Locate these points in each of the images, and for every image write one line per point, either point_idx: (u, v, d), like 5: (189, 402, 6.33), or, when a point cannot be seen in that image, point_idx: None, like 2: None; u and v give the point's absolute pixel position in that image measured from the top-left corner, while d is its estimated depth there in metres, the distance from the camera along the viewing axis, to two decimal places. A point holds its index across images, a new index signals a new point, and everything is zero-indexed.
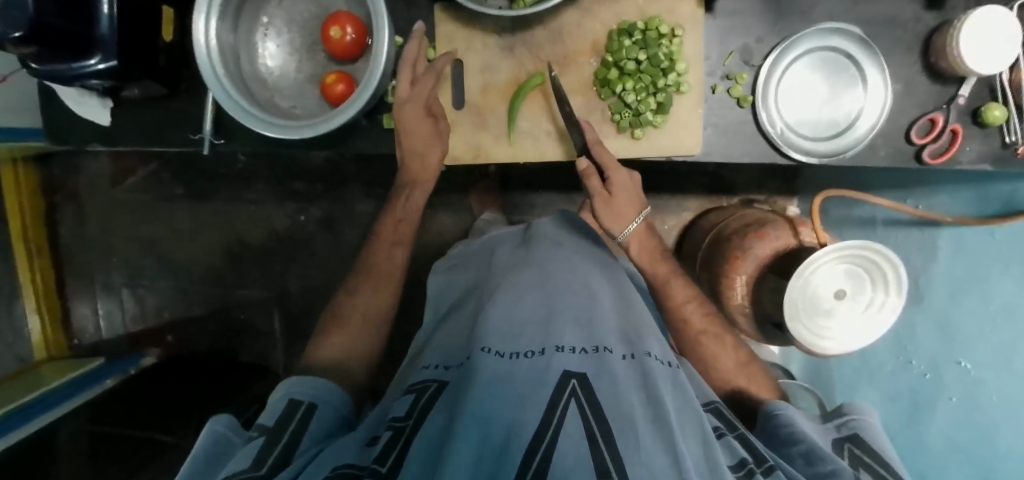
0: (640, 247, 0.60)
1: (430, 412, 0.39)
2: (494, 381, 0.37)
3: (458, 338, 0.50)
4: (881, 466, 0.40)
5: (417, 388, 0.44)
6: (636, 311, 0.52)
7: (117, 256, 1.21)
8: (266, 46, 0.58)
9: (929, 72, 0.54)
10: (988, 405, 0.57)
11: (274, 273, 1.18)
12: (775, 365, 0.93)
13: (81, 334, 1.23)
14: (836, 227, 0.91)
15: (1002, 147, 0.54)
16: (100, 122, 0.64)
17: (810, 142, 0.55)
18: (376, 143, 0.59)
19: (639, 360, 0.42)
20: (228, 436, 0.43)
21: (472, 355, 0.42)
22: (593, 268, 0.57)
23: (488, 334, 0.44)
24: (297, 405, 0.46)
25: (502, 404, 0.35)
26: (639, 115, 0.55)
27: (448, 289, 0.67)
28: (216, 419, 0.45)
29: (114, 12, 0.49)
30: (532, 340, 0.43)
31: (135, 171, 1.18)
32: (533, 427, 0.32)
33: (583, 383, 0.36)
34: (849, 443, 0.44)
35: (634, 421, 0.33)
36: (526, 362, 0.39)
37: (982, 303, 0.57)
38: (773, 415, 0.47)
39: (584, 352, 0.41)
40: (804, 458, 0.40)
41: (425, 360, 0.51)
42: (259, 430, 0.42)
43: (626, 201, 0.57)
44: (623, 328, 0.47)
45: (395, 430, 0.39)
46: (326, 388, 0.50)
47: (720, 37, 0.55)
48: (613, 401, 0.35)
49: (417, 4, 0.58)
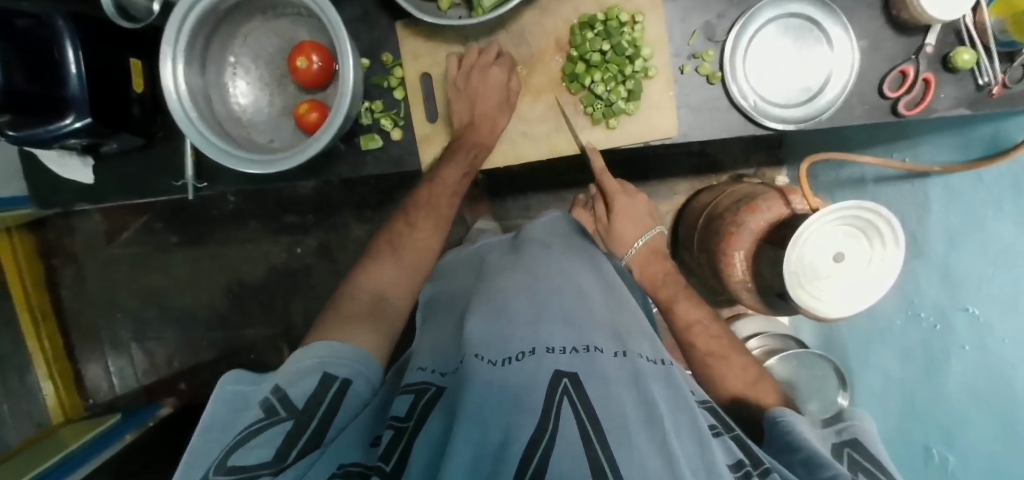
0: (647, 263, 0.67)
1: (431, 415, 0.39)
2: (487, 385, 0.37)
3: (452, 345, 0.51)
4: (881, 470, 0.42)
5: (414, 389, 0.45)
6: (627, 312, 0.55)
7: (120, 312, 1.21)
8: (236, 85, 0.58)
9: (893, 25, 0.55)
10: (1002, 348, 0.54)
11: (277, 308, 1.17)
12: (787, 335, 0.92)
13: (96, 393, 1.22)
14: (826, 189, 0.93)
15: (976, 89, 0.54)
16: (83, 181, 0.64)
17: (784, 110, 0.55)
18: (356, 167, 0.60)
19: (631, 359, 0.43)
20: (241, 391, 0.44)
21: (464, 361, 0.43)
22: (580, 266, 0.61)
23: (478, 343, 0.45)
24: (332, 380, 0.45)
25: (494, 409, 0.35)
26: (612, 104, 0.56)
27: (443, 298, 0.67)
28: (226, 376, 0.45)
29: (82, 70, 0.49)
30: (521, 342, 0.44)
31: (128, 226, 1.18)
32: (529, 428, 0.32)
33: (575, 382, 0.37)
34: (849, 447, 0.45)
35: (626, 422, 0.33)
36: (517, 364, 0.41)
37: (979, 249, 0.57)
38: (777, 422, 0.46)
39: (574, 352, 0.42)
40: (804, 467, 0.39)
41: (420, 362, 0.51)
42: (285, 407, 0.41)
43: (637, 220, 0.67)
44: (614, 326, 0.48)
45: (396, 430, 0.39)
46: (360, 360, 0.49)
47: (682, 18, 0.56)
48: (603, 398, 0.35)
49: (380, 25, 0.58)
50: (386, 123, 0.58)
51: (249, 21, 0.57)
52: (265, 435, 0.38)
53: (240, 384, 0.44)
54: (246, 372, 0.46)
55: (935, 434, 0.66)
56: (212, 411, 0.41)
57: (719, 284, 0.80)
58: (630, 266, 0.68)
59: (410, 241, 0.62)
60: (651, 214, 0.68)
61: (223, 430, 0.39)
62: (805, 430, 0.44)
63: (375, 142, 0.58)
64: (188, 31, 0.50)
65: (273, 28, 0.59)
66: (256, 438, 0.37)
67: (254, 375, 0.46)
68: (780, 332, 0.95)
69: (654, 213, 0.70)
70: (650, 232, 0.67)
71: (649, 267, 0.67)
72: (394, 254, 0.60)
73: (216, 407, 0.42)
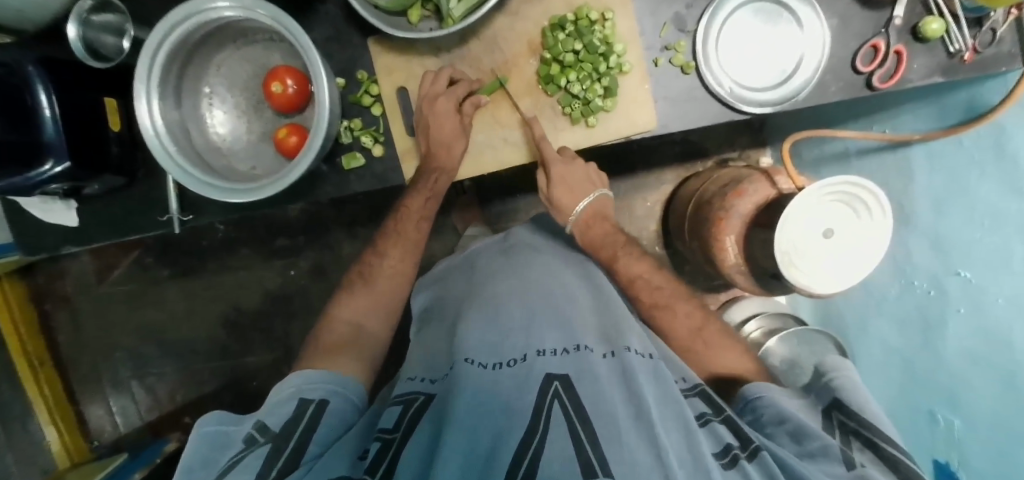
0: (588, 227, 0.65)
1: (420, 424, 0.41)
2: (479, 390, 0.39)
3: (443, 353, 0.53)
4: (866, 428, 0.42)
5: (402, 400, 0.46)
6: (615, 306, 0.56)
7: (119, 351, 1.20)
8: (213, 114, 0.58)
9: (860, 0, 0.55)
10: (995, 307, 0.53)
11: (275, 333, 1.17)
12: (786, 313, 0.93)
13: (101, 434, 1.21)
14: (811, 166, 0.93)
15: (948, 57, 0.55)
16: (67, 224, 0.64)
17: (760, 93, 0.55)
18: (341, 186, 0.59)
19: (619, 357, 0.44)
20: (224, 431, 0.43)
21: (456, 365, 0.45)
22: (570, 272, 0.62)
23: (471, 347, 0.46)
24: (307, 404, 0.46)
25: (489, 415, 0.37)
26: (589, 103, 0.56)
27: (436, 304, 0.68)
28: (203, 419, 0.43)
29: (55, 114, 0.49)
30: (513, 347, 0.46)
31: (119, 263, 1.18)
32: (520, 431, 0.34)
33: (565, 384, 0.39)
34: (835, 410, 0.45)
35: (615, 419, 0.35)
36: (508, 370, 0.42)
37: (967, 211, 0.57)
38: (757, 398, 0.47)
39: (565, 353, 0.43)
40: (790, 435, 0.42)
41: (409, 373, 0.52)
42: (263, 434, 0.41)
43: (577, 187, 0.63)
44: (604, 329, 0.50)
45: (383, 442, 0.39)
46: (339, 383, 0.50)
47: (651, 11, 0.56)
48: (593, 398, 0.37)
49: (352, 44, 0.58)
50: (366, 140, 0.58)
51: (221, 50, 0.57)
52: (244, 464, 0.38)
53: (214, 424, 0.43)
54: (222, 412, 0.45)
55: (938, 399, 0.65)
56: (189, 455, 0.41)
57: (714, 269, 0.80)
58: (573, 232, 0.66)
59: (378, 267, 0.64)
60: (590, 178, 0.64)
61: (202, 470, 0.39)
62: (785, 403, 0.45)
63: (357, 161, 0.58)
64: (160, 64, 0.50)
65: (245, 55, 0.58)
66: (235, 469, 0.37)
67: (229, 414, 0.45)
68: (778, 311, 0.97)
69: (595, 175, 0.65)
70: (592, 195, 0.64)
71: (592, 230, 0.65)
72: (369, 283, 0.64)
73: (193, 452, 0.41)
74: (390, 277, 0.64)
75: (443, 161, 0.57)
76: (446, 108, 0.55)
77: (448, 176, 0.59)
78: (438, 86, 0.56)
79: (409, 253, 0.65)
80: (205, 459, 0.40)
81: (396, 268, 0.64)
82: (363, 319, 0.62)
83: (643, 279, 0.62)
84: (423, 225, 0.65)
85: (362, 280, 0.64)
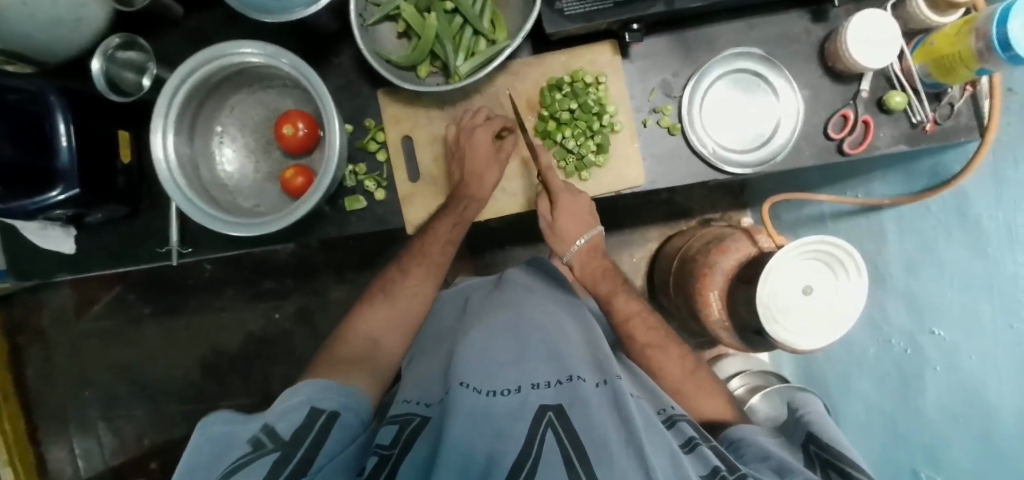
0: (586, 259, 0.66)
1: (417, 440, 0.42)
2: (476, 416, 0.41)
3: (437, 376, 0.54)
4: (837, 457, 0.44)
5: (399, 419, 0.46)
6: (598, 335, 0.59)
7: (89, 389, 1.16)
8: (222, 152, 0.61)
9: (830, 75, 0.61)
10: (969, 367, 0.55)
11: (254, 377, 1.14)
12: (768, 371, 0.95)
13: (60, 477, 1.16)
14: (790, 228, 0.98)
15: (912, 127, 0.60)
16: (64, 251, 0.64)
17: (740, 155, 0.60)
18: (341, 226, 0.62)
19: (610, 385, 0.46)
20: (229, 430, 0.41)
21: (451, 390, 0.46)
22: (559, 308, 0.64)
23: (466, 372, 0.48)
24: (318, 414, 0.45)
25: (483, 439, 0.38)
26: (583, 158, 0.60)
27: (423, 337, 0.69)
28: (210, 416, 0.42)
29: (73, 144, 0.51)
30: (505, 378, 0.47)
31: (99, 298, 1.16)
32: (512, 455, 0.36)
33: (559, 414, 0.40)
34: (811, 443, 0.48)
35: (608, 441, 0.37)
36: (504, 397, 0.44)
37: (937, 271, 0.60)
38: (741, 444, 0.48)
39: (558, 384, 0.45)
40: (773, 471, 0.42)
41: (404, 395, 0.53)
42: (273, 440, 0.40)
43: (580, 222, 0.62)
44: (594, 360, 0.52)
45: (381, 456, 0.41)
46: (348, 398, 0.49)
47: (641, 77, 0.61)
48: (585, 423, 0.39)
49: (362, 93, 0.62)
50: (369, 185, 0.61)
51: (236, 93, 0.60)
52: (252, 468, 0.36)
53: (224, 422, 0.42)
54: (230, 411, 0.43)
55: (920, 457, 0.65)
56: (192, 453, 0.39)
57: (700, 326, 0.82)
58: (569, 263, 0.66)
59: (371, 309, 0.65)
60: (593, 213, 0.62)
61: (207, 470, 0.38)
62: (765, 445, 0.46)
63: (360, 203, 0.60)
64: (180, 102, 0.53)
65: (258, 99, 0.62)
66: (241, 473, 0.36)
67: (237, 414, 0.43)
68: (761, 369, 0.98)
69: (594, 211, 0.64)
70: (588, 234, 0.63)
71: (589, 265, 0.66)
72: (361, 320, 0.64)
73: (197, 449, 0.40)
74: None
75: (477, 191, 0.60)
76: None
77: (477, 206, 0.61)
78: (477, 122, 0.60)
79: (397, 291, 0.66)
80: (207, 460, 0.39)
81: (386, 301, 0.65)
82: None
83: (646, 329, 0.62)
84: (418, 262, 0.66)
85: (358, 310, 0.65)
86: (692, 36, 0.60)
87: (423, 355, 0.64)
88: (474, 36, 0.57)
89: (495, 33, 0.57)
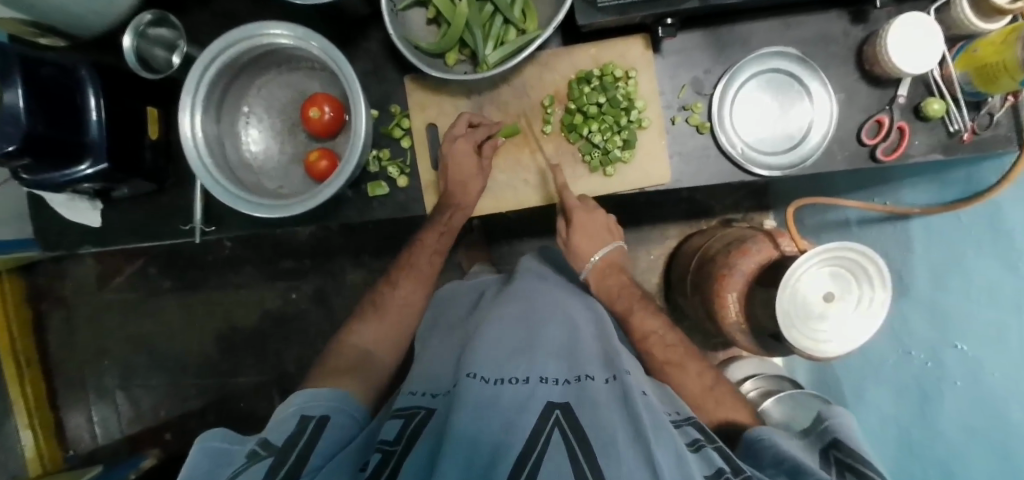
0: (604, 275, 0.67)
1: (421, 436, 0.42)
2: (481, 406, 0.40)
3: (445, 370, 0.54)
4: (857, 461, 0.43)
5: (404, 414, 0.46)
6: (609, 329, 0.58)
7: (108, 359, 1.19)
8: (248, 132, 0.61)
9: (867, 79, 0.59)
10: (992, 382, 0.54)
11: (269, 354, 1.16)
12: (782, 376, 0.93)
13: (77, 444, 1.20)
14: (813, 232, 0.96)
15: (949, 136, 0.58)
16: (90, 224, 0.65)
17: (770, 157, 0.59)
18: (363, 212, 0.62)
19: (619, 380, 0.46)
20: (226, 448, 0.42)
21: (458, 382, 0.45)
22: (573, 299, 0.64)
23: (473, 364, 0.47)
24: (308, 421, 0.47)
25: (492, 428, 0.38)
26: (608, 153, 0.60)
27: (435, 325, 0.70)
28: (207, 433, 0.43)
29: (103, 118, 0.52)
30: (514, 368, 0.47)
31: (121, 270, 1.18)
32: (518, 447, 0.36)
33: (566, 411, 0.40)
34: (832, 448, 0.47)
35: (613, 440, 0.37)
36: (511, 388, 0.44)
37: (963, 285, 0.58)
38: (759, 440, 0.46)
39: (567, 383, 0.46)
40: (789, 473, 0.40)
41: (411, 388, 0.53)
42: (265, 448, 0.41)
43: (594, 237, 0.65)
44: (604, 356, 0.52)
45: (384, 453, 0.41)
46: (338, 400, 0.51)
47: (672, 73, 0.60)
48: (591, 422, 0.38)
49: (388, 79, 0.62)
50: (392, 171, 0.61)
51: (264, 74, 0.60)
52: (246, 473, 0.38)
53: (219, 439, 0.43)
54: (226, 428, 0.44)
55: (932, 470, 0.64)
56: (189, 471, 0.40)
57: (716, 327, 0.81)
58: (587, 280, 0.68)
59: (390, 297, 0.66)
60: (608, 228, 0.66)
61: None
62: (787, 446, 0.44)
63: (382, 189, 0.61)
64: (209, 81, 0.53)
65: (286, 81, 0.62)
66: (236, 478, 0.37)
67: (233, 431, 0.44)
68: (775, 373, 0.96)
69: (612, 226, 0.67)
70: (607, 246, 0.66)
71: (608, 279, 0.67)
72: (381, 305, 0.65)
73: (193, 467, 0.41)
74: (402, 302, 0.65)
75: (454, 191, 0.59)
76: (466, 146, 0.58)
77: (463, 214, 0.61)
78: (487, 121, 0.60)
79: (414, 278, 0.66)
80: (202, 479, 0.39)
81: (404, 288, 0.66)
82: (373, 343, 0.62)
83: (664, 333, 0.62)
84: (435, 259, 0.67)
85: (379, 296, 0.67)
86: (725, 33, 0.59)
87: (435, 341, 0.65)
88: (504, 25, 0.57)
89: (525, 23, 0.56)
